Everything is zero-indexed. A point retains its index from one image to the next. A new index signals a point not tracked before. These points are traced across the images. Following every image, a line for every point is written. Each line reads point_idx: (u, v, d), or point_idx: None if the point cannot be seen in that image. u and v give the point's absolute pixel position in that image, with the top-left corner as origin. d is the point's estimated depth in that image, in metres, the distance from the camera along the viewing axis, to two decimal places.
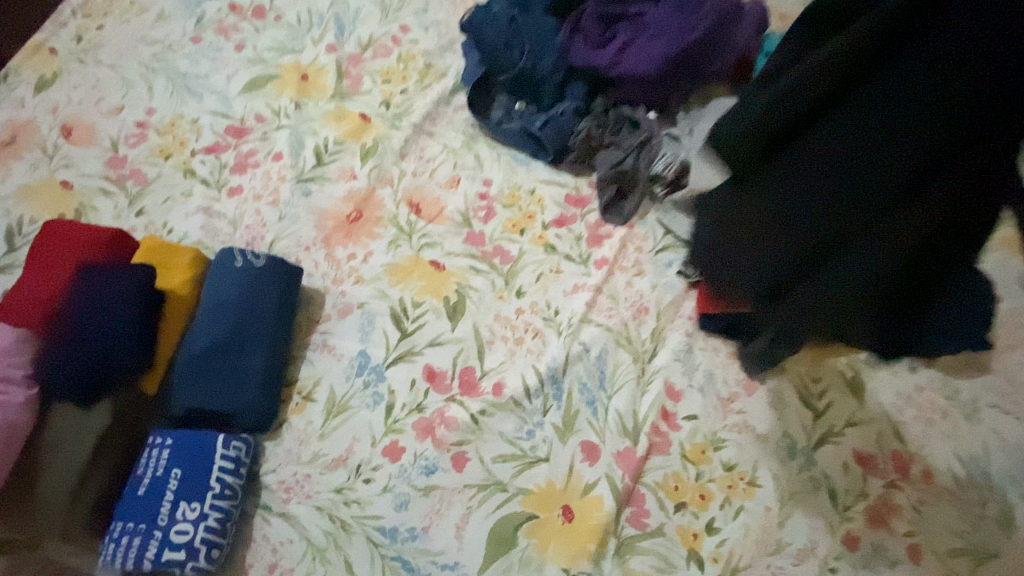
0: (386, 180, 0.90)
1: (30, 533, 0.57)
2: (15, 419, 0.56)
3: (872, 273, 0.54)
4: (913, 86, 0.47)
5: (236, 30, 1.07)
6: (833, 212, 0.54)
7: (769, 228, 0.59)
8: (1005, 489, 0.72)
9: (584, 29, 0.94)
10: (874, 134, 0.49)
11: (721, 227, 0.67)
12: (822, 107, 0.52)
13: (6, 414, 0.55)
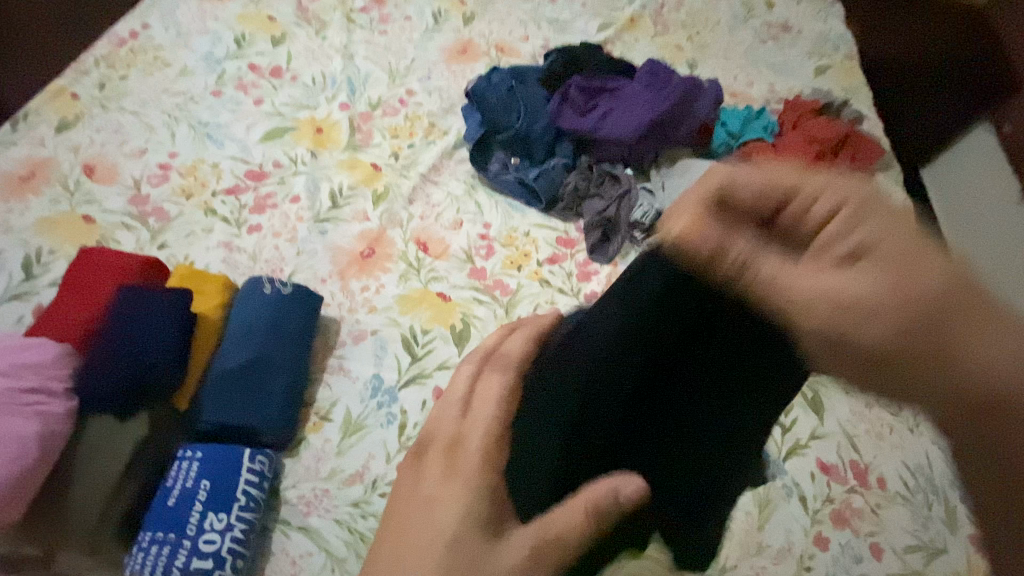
0: (395, 222, 1.00)
1: (59, 543, 0.60)
2: (57, 428, 0.61)
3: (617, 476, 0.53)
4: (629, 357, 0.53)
5: (255, 86, 1.17)
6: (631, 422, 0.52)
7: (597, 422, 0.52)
8: (948, 493, 0.82)
9: (571, 99, 1.10)
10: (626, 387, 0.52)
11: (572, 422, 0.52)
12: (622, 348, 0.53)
13: (50, 422, 0.60)
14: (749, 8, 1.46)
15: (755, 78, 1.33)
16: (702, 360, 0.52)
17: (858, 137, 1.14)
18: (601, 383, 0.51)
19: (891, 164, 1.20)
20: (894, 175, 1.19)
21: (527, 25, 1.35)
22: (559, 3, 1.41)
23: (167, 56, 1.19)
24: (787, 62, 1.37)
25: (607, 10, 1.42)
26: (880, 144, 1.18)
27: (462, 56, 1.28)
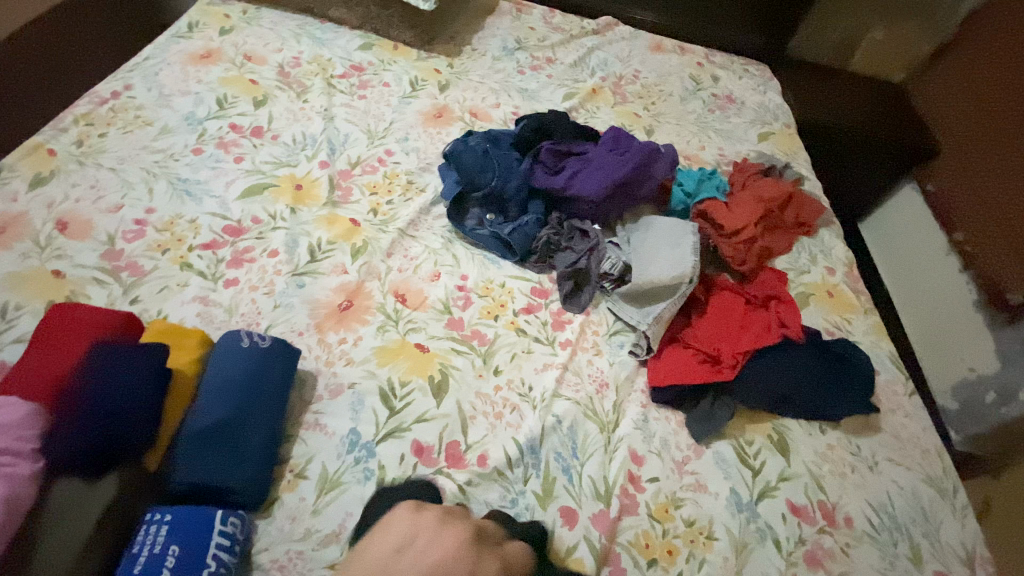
0: (374, 275, 1.02)
1: None
2: (21, 491, 0.57)
3: None
4: None
5: (236, 145, 1.21)
6: None
7: None
8: (910, 531, 0.86)
9: (542, 160, 1.18)
10: None
11: None
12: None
13: (16, 485, 0.57)
14: (697, 82, 1.62)
15: (707, 143, 1.46)
16: None
17: (799, 196, 1.28)
18: None
19: (832, 220, 1.32)
20: (835, 230, 1.31)
21: (498, 93, 1.46)
22: (527, 74, 1.54)
23: (148, 115, 1.22)
24: (734, 129, 1.52)
25: (571, 82, 1.55)
26: (819, 203, 1.31)
27: (438, 120, 1.36)
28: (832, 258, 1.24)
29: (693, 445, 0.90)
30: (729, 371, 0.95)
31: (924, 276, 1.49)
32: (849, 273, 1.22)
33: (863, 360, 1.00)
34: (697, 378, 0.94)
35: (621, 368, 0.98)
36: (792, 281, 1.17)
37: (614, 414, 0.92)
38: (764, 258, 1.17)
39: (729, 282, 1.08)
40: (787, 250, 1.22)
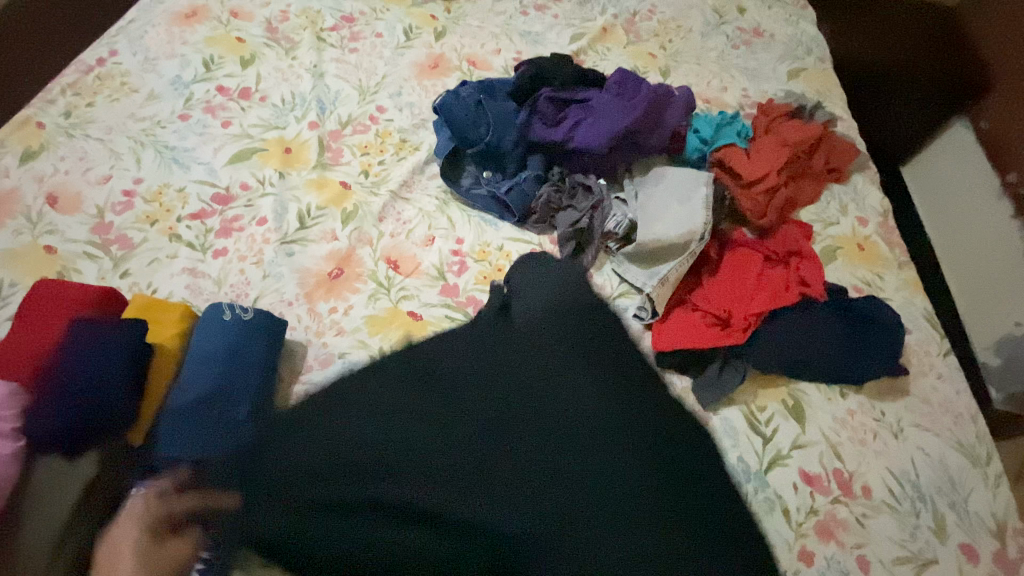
0: (365, 241, 0.98)
1: None
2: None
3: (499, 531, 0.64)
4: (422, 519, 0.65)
5: (224, 109, 1.16)
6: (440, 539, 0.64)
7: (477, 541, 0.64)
8: (934, 500, 0.81)
9: (540, 110, 1.10)
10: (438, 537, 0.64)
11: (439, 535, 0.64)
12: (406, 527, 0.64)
13: None
14: (720, 14, 1.47)
15: (729, 84, 1.33)
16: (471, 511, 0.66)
17: (829, 139, 1.16)
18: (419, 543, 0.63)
19: (866, 165, 1.20)
20: (870, 176, 1.18)
21: (499, 39, 1.35)
22: (531, 16, 1.42)
23: (134, 82, 1.18)
24: (760, 67, 1.37)
25: (579, 21, 1.42)
26: (853, 146, 1.19)
27: (433, 71, 1.27)
28: (865, 208, 1.13)
29: (699, 412, 0.86)
30: (739, 334, 0.89)
31: (974, 222, 1.33)
32: (883, 224, 1.11)
33: (892, 318, 0.92)
34: (704, 342, 0.88)
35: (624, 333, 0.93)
36: (818, 235, 1.08)
37: None
38: (786, 210, 1.07)
39: (745, 238, 1.00)
40: (813, 200, 1.11)
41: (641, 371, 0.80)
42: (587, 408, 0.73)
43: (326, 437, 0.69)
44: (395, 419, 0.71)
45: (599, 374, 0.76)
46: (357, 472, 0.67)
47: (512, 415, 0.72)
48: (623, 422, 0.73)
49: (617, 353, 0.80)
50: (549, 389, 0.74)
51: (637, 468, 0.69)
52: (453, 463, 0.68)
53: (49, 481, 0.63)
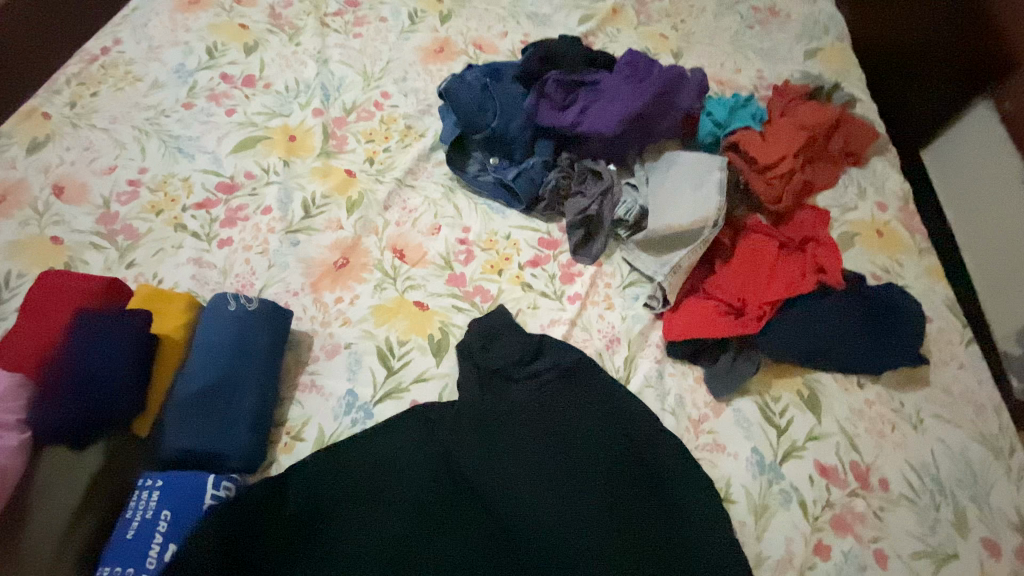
0: (370, 230, 0.97)
1: None
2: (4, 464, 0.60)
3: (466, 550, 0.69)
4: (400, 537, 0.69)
5: (228, 97, 1.14)
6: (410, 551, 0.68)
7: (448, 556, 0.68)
8: (955, 493, 0.79)
9: (548, 93, 1.06)
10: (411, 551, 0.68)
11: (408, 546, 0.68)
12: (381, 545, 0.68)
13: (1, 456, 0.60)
14: None
15: (744, 65, 1.29)
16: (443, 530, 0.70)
17: (848, 122, 1.12)
18: (396, 558, 0.67)
19: (886, 147, 1.15)
20: (890, 159, 1.14)
21: (506, 21, 1.32)
22: None
23: (138, 70, 1.17)
24: (776, 47, 1.32)
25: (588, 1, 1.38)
26: (872, 128, 1.15)
27: (439, 56, 1.25)
28: (885, 192, 1.09)
29: (712, 403, 0.84)
30: (754, 324, 0.86)
31: (995, 207, 1.26)
32: (903, 209, 1.07)
33: (913, 306, 0.89)
34: (718, 332, 0.86)
35: (635, 322, 0.91)
36: (835, 221, 1.04)
37: (625, 371, 0.86)
38: (803, 195, 1.04)
39: (760, 224, 0.97)
40: (831, 185, 1.08)
41: (631, 426, 0.78)
42: (579, 480, 0.73)
43: (334, 549, 0.67)
44: (393, 506, 0.70)
45: (585, 404, 0.79)
46: (342, 493, 0.71)
47: (510, 503, 0.72)
48: (617, 489, 0.73)
49: (604, 413, 0.79)
50: (539, 470, 0.74)
51: (638, 533, 0.71)
52: (463, 556, 0.68)
53: (54, 478, 0.63)
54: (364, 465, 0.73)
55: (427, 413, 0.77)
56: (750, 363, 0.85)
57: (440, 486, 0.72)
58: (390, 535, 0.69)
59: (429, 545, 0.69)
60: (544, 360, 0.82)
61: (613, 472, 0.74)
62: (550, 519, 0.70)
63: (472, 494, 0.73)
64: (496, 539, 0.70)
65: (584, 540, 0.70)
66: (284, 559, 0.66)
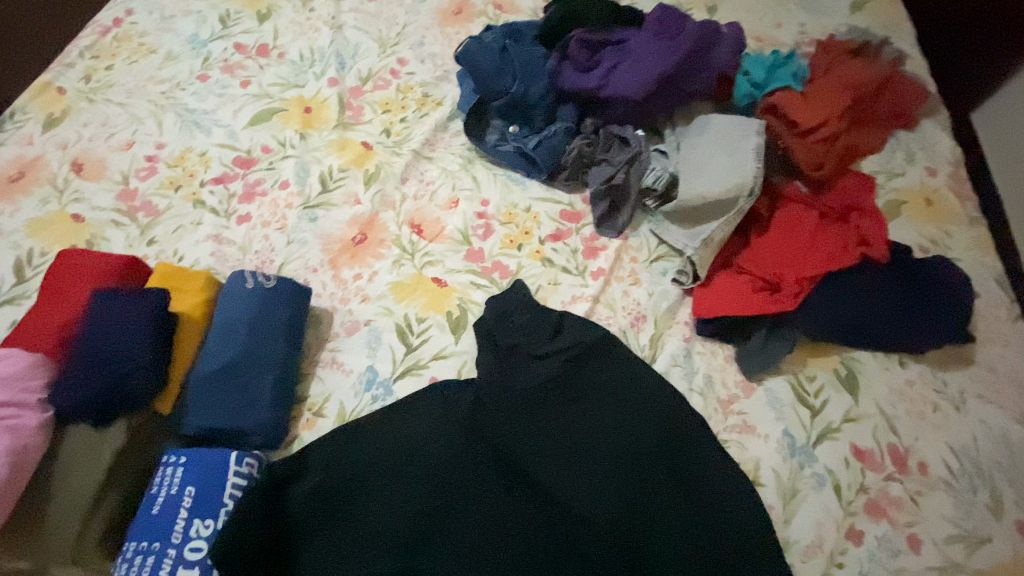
0: (388, 204, 0.95)
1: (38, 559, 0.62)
2: (27, 442, 0.63)
3: (476, 526, 0.69)
4: (411, 513, 0.69)
5: (241, 68, 1.12)
6: (422, 526, 0.69)
7: (459, 532, 0.69)
8: (1001, 479, 0.74)
9: (571, 55, 1.01)
10: (423, 526, 0.69)
11: (419, 521, 0.69)
12: (394, 519, 0.69)
13: (22, 435, 0.63)
14: None
15: (785, 19, 1.19)
16: (454, 507, 0.70)
17: (898, 80, 1.03)
18: (409, 533, 0.68)
19: (941, 107, 1.06)
20: (942, 120, 1.05)
21: None
22: None
23: (152, 42, 1.15)
24: None
25: None
26: (924, 87, 1.05)
27: (457, 18, 1.18)
28: (936, 157, 1.00)
29: (742, 383, 0.81)
30: (790, 301, 0.82)
31: None
32: (956, 174, 0.99)
33: (965, 281, 0.82)
34: (749, 309, 0.82)
35: (662, 299, 0.87)
36: (881, 188, 0.97)
37: (650, 349, 0.83)
38: (846, 160, 0.96)
39: (799, 193, 0.91)
40: (876, 150, 1.00)
41: (652, 407, 0.75)
42: (595, 460, 0.72)
43: (352, 526, 0.68)
44: (406, 483, 0.71)
45: (603, 383, 0.77)
46: (359, 472, 0.71)
47: (527, 484, 0.72)
48: (632, 471, 0.72)
49: (625, 394, 0.76)
50: (551, 449, 0.73)
51: (654, 518, 0.69)
52: (475, 535, 0.69)
53: (79, 456, 0.65)
54: (379, 445, 0.72)
55: (446, 393, 0.76)
56: (784, 341, 0.81)
57: (459, 467, 0.72)
58: (402, 511, 0.69)
59: (439, 519, 0.69)
60: (564, 337, 0.80)
61: (632, 454, 0.73)
62: (566, 501, 0.70)
63: (484, 471, 0.72)
64: (507, 517, 0.70)
65: (595, 520, 0.69)
66: (304, 538, 0.67)
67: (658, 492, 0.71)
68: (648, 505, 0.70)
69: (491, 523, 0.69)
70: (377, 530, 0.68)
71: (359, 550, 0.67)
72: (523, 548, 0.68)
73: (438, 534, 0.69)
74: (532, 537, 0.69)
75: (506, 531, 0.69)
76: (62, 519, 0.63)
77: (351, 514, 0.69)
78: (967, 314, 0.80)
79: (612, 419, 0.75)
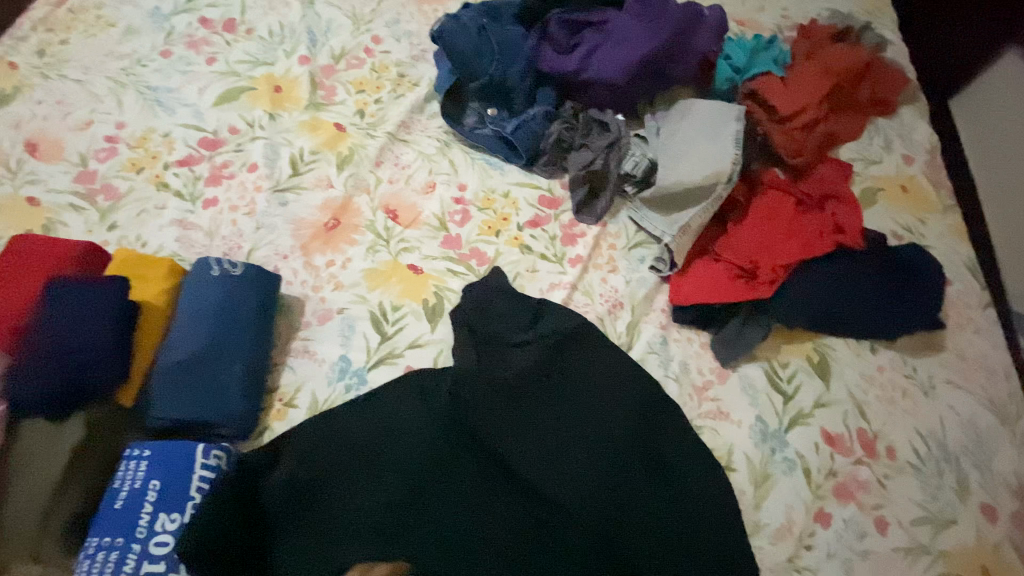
0: (362, 188, 0.92)
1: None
2: None
3: (453, 516, 0.69)
4: (387, 504, 0.68)
5: (207, 43, 1.06)
6: (399, 518, 0.68)
7: (436, 522, 0.68)
8: (964, 462, 0.76)
9: (551, 36, 0.99)
10: (399, 518, 0.68)
11: (395, 513, 0.68)
12: (370, 511, 0.68)
13: None
14: None
15: (767, 3, 1.17)
16: (431, 498, 0.69)
17: (876, 67, 1.03)
18: (386, 524, 0.68)
19: (918, 95, 1.06)
20: (919, 108, 1.05)
21: None
22: None
23: (110, 15, 1.09)
24: None
25: None
26: (904, 74, 1.05)
27: None
28: (912, 144, 1.01)
29: (717, 369, 0.81)
30: (766, 288, 0.82)
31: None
32: (931, 162, 1.00)
33: (936, 268, 0.84)
34: (725, 296, 0.82)
35: (639, 286, 0.87)
36: (858, 175, 0.97)
37: (627, 337, 0.83)
38: (824, 148, 0.96)
39: (778, 179, 0.91)
40: (855, 136, 1.00)
41: (629, 395, 0.76)
42: (573, 449, 0.72)
43: (328, 520, 0.67)
44: (381, 474, 0.70)
45: (581, 371, 0.77)
46: (333, 463, 0.70)
47: (507, 472, 0.72)
48: (609, 459, 0.72)
49: (602, 382, 0.76)
50: (530, 438, 0.73)
51: (630, 505, 0.70)
52: (453, 525, 0.68)
53: (36, 450, 0.63)
54: (354, 436, 0.71)
55: (422, 383, 0.75)
56: (760, 329, 0.82)
57: (439, 457, 0.71)
58: (378, 502, 0.69)
59: (416, 510, 0.69)
60: (542, 326, 0.79)
61: (609, 442, 0.73)
62: (546, 490, 0.70)
63: (461, 461, 0.72)
64: (484, 506, 0.70)
65: (572, 509, 0.69)
66: (278, 531, 0.67)
67: (635, 480, 0.71)
68: (625, 494, 0.70)
69: (469, 512, 0.69)
70: (353, 521, 0.67)
71: (334, 543, 0.66)
72: (501, 536, 0.68)
73: (416, 525, 0.68)
74: (510, 525, 0.69)
75: (483, 520, 0.69)
76: (19, 516, 0.61)
77: (325, 506, 0.68)
78: (937, 301, 0.82)
79: (590, 407, 0.75)
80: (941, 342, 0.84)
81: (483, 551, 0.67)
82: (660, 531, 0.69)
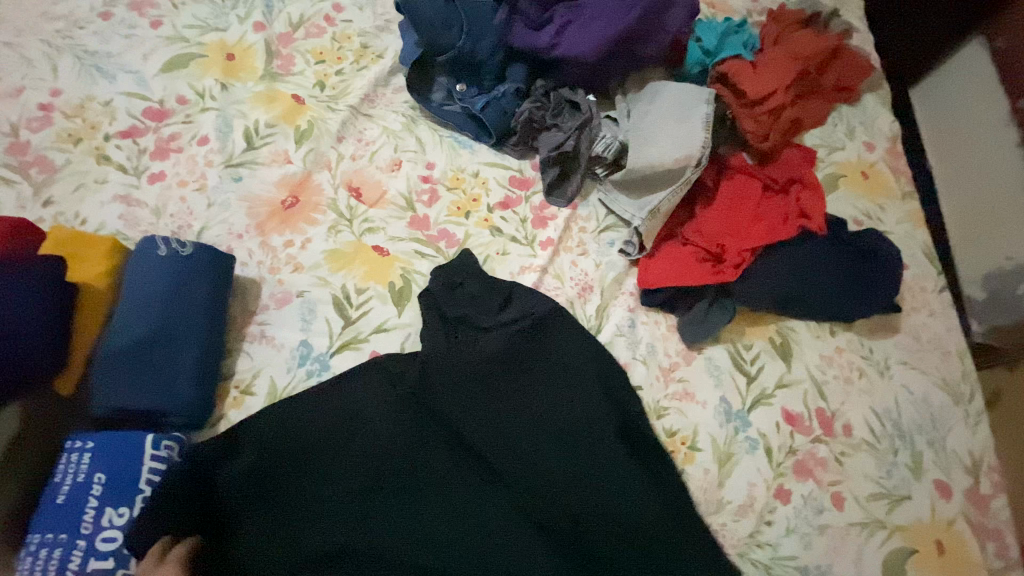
0: (323, 164, 0.88)
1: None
2: None
3: (423, 501, 0.67)
4: (354, 491, 0.67)
5: (152, 5, 0.98)
6: (366, 505, 0.66)
7: (405, 508, 0.67)
8: (915, 438, 0.80)
9: (522, 11, 0.94)
10: (367, 505, 0.66)
11: (363, 500, 0.67)
12: (335, 499, 0.66)
13: None
14: None
15: None
16: (399, 484, 0.68)
17: (843, 54, 1.04)
18: (352, 512, 0.66)
19: (881, 83, 1.08)
20: (882, 96, 1.08)
21: None
22: None
23: None
24: None
25: None
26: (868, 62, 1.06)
27: None
28: (873, 131, 1.03)
29: (683, 351, 0.82)
30: (731, 272, 0.83)
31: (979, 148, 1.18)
32: (891, 149, 1.02)
33: (894, 253, 0.86)
34: (693, 279, 0.82)
35: (609, 269, 0.86)
36: (821, 161, 0.99)
37: (596, 320, 0.83)
38: (790, 134, 0.97)
39: (745, 163, 0.91)
40: (819, 123, 1.01)
41: (601, 379, 0.75)
42: (544, 432, 0.71)
43: (291, 509, 0.65)
44: (347, 461, 0.68)
45: (553, 354, 0.76)
46: (297, 451, 0.67)
47: (478, 457, 0.70)
48: (581, 442, 0.71)
49: (574, 365, 0.76)
50: (501, 422, 0.72)
51: (603, 487, 0.69)
52: (422, 510, 0.67)
53: None
54: (319, 423, 0.69)
55: (389, 367, 0.73)
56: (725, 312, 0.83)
57: (408, 442, 0.70)
58: (345, 490, 0.67)
59: (385, 497, 0.67)
60: (513, 309, 0.78)
61: (581, 425, 0.72)
62: (517, 473, 0.69)
63: (431, 446, 0.70)
64: (454, 491, 0.68)
65: (543, 491, 0.69)
66: (237, 522, 0.64)
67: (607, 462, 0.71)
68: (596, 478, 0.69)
69: (439, 497, 0.68)
70: (319, 509, 0.65)
71: (298, 532, 0.64)
72: (471, 521, 0.67)
73: (383, 511, 0.66)
74: (480, 510, 0.67)
75: (453, 505, 0.68)
76: None
77: (288, 496, 0.66)
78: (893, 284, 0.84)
79: (562, 390, 0.74)
80: (897, 324, 0.87)
81: (453, 536, 0.66)
82: (634, 513, 0.68)
